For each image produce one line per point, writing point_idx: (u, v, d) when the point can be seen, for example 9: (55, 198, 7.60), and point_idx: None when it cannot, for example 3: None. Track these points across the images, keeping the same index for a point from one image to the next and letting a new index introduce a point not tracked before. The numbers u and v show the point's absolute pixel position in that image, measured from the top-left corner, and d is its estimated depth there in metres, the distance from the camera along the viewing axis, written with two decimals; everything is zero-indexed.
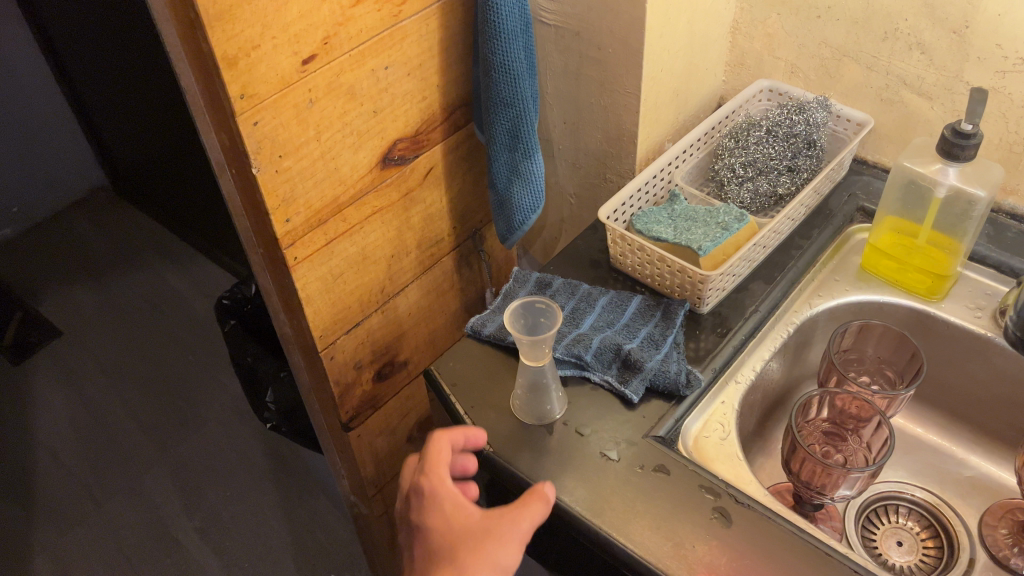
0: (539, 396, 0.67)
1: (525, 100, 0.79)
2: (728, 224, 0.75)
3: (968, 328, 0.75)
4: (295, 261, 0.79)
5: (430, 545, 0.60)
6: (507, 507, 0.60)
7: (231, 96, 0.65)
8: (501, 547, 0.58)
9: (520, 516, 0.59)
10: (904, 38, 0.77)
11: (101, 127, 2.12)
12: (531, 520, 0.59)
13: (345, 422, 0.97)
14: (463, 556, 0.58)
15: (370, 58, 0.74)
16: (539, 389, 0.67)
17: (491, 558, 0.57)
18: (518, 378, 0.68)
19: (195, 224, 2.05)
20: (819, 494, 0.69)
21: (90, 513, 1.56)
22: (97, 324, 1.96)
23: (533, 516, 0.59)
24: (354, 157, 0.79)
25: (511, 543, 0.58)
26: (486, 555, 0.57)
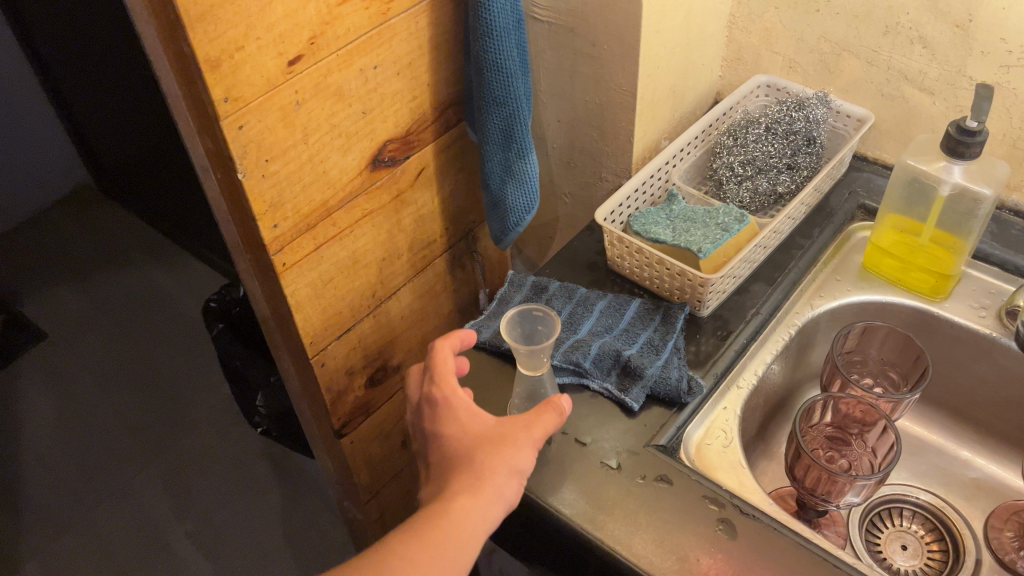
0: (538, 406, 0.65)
1: (518, 99, 0.77)
2: (728, 224, 0.73)
3: (973, 328, 0.74)
4: (284, 267, 0.76)
5: (445, 453, 0.59)
6: (523, 415, 0.59)
7: (214, 100, 0.62)
8: (520, 452, 0.57)
9: (537, 422, 0.59)
10: (905, 32, 0.75)
11: (84, 125, 2.09)
12: (546, 426, 0.59)
13: (337, 429, 0.95)
14: (483, 460, 0.56)
15: (358, 58, 0.72)
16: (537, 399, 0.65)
17: (512, 462, 0.57)
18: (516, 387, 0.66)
19: (181, 223, 2.03)
20: (824, 501, 0.67)
21: (79, 519, 1.54)
22: (83, 325, 1.93)
23: (547, 423, 0.59)
24: (343, 160, 0.76)
25: (528, 448, 0.58)
26: (506, 459, 0.57)
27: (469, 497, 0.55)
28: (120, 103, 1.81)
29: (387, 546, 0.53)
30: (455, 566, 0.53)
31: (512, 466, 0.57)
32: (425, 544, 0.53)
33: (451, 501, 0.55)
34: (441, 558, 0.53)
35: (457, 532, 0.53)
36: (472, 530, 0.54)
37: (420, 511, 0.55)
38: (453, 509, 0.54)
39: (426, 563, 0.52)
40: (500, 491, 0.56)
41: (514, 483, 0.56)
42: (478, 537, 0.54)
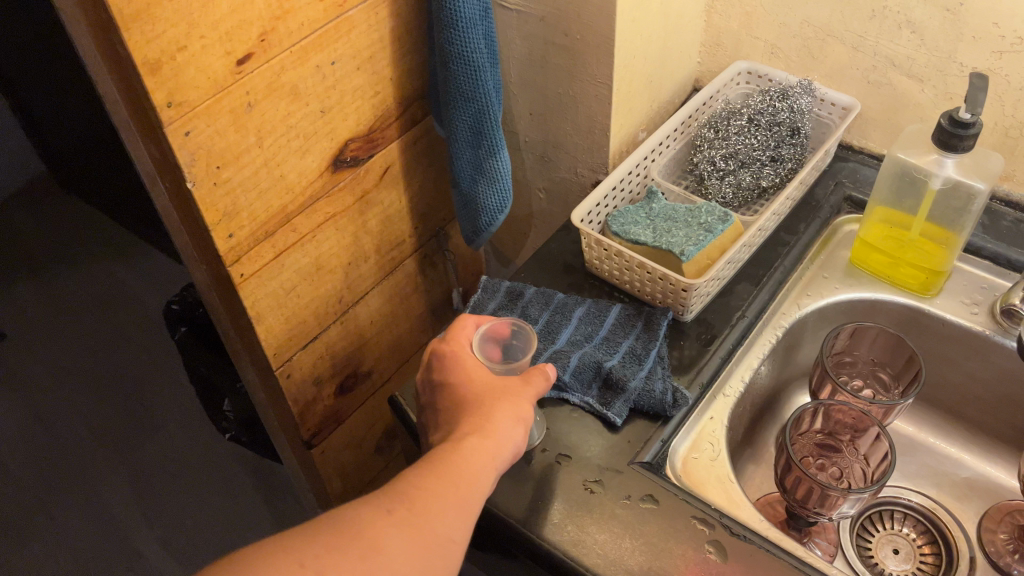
0: None
1: (488, 93, 0.72)
2: (711, 224, 0.69)
3: (965, 325, 0.71)
4: (243, 278, 0.72)
5: (449, 408, 0.58)
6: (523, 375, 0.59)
7: (156, 105, 0.57)
8: (524, 403, 0.57)
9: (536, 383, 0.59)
10: (893, 17, 0.71)
11: (35, 115, 2.01)
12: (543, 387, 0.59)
13: (307, 439, 0.91)
14: (490, 406, 0.56)
15: (314, 54, 0.67)
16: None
17: (518, 409, 0.56)
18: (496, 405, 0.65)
19: (141, 215, 1.96)
20: (815, 514, 0.65)
21: (43, 527, 1.49)
22: (43, 324, 1.87)
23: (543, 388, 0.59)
24: (302, 162, 0.72)
25: (530, 402, 0.58)
26: (511, 406, 0.56)
27: (480, 436, 0.53)
28: (72, 91, 1.74)
29: (402, 480, 0.50)
30: (471, 500, 0.50)
31: (518, 412, 0.56)
32: (441, 475, 0.50)
33: (462, 440, 0.53)
34: (458, 488, 0.50)
35: (471, 466, 0.51)
36: (485, 467, 0.52)
37: (430, 451, 0.53)
38: (466, 445, 0.52)
39: (444, 491, 0.49)
40: (509, 436, 0.55)
41: (521, 429, 0.56)
42: (490, 477, 0.52)
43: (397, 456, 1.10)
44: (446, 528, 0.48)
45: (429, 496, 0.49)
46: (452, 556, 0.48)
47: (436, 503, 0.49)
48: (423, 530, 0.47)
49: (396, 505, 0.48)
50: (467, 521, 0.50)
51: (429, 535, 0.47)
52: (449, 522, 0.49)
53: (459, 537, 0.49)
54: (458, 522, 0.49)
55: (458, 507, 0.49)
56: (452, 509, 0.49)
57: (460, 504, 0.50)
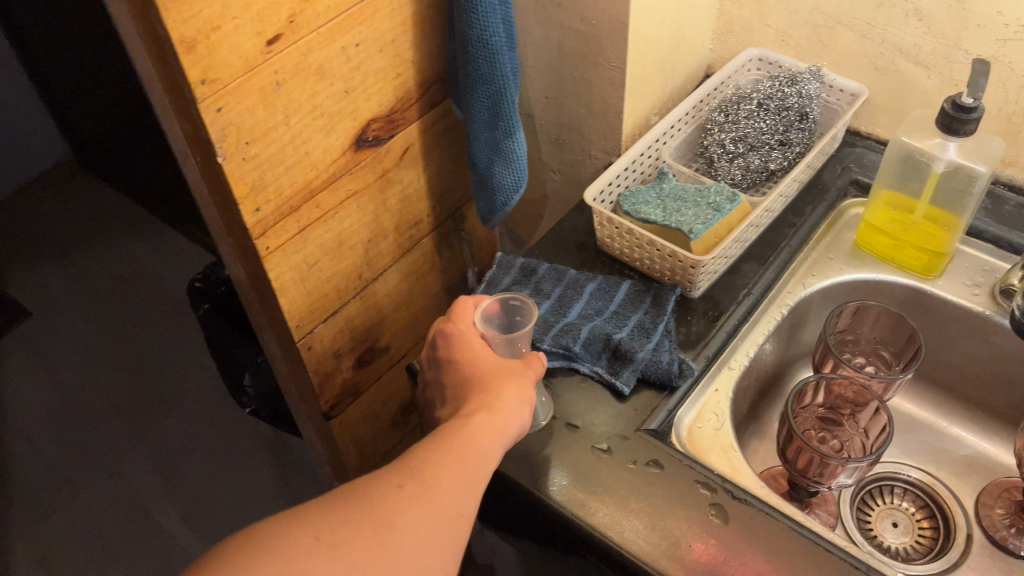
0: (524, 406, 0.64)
1: (506, 75, 0.75)
2: (719, 204, 0.72)
3: (966, 305, 0.73)
4: (268, 250, 0.75)
5: (458, 384, 0.60)
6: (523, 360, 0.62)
7: (191, 82, 0.60)
8: (528, 384, 0.60)
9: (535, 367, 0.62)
10: (901, 6, 0.73)
11: (63, 99, 2.05)
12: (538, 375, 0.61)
13: (325, 410, 0.94)
14: (497, 384, 0.58)
15: (340, 35, 0.70)
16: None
17: (523, 389, 0.59)
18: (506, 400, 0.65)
19: (163, 198, 2.00)
20: (815, 483, 0.67)
21: (67, 499, 1.54)
22: (68, 304, 1.91)
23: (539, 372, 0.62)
24: (326, 141, 0.75)
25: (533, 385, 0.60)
26: (517, 388, 0.58)
27: (487, 413, 0.56)
28: (99, 77, 1.78)
29: (411, 457, 0.52)
30: (479, 476, 0.52)
31: (523, 393, 0.59)
32: (450, 451, 0.52)
33: (470, 417, 0.55)
34: (466, 463, 0.52)
35: (478, 442, 0.53)
36: (491, 444, 0.54)
37: (438, 429, 0.54)
38: (473, 421, 0.55)
39: (452, 467, 0.51)
40: (515, 413, 0.57)
41: (527, 408, 0.58)
42: (496, 453, 0.54)
43: (411, 431, 1.13)
44: (456, 503, 0.50)
45: (438, 471, 0.51)
46: (462, 529, 0.49)
47: (445, 477, 0.50)
48: (433, 504, 0.49)
49: (406, 480, 0.49)
50: (475, 496, 0.51)
51: (438, 509, 0.49)
52: (457, 496, 0.50)
53: (467, 511, 0.50)
54: (466, 496, 0.51)
55: (466, 482, 0.51)
56: (460, 484, 0.51)
57: (468, 479, 0.51)
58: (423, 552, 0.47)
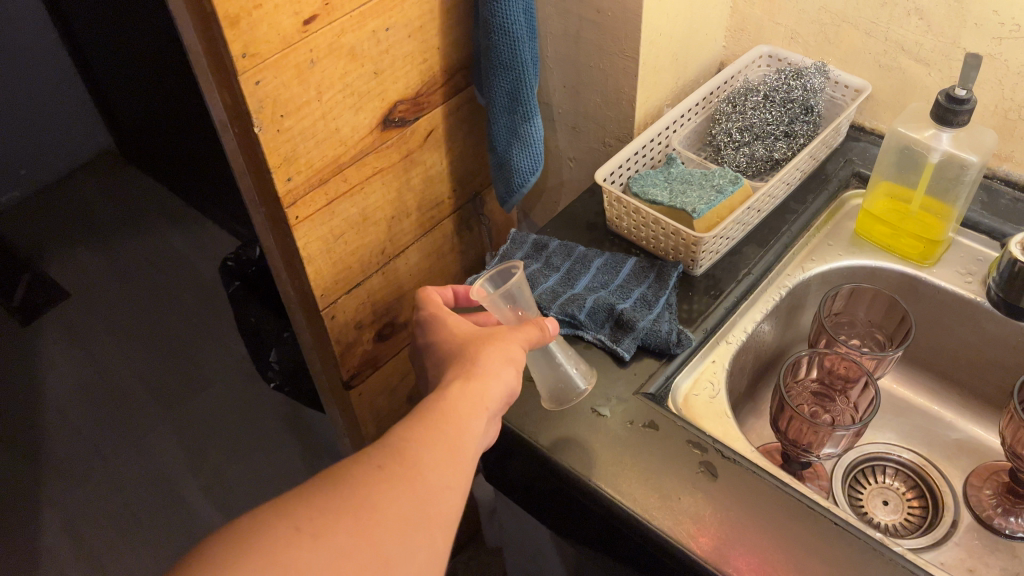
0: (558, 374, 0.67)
1: (525, 62, 0.80)
2: (722, 186, 0.76)
3: (958, 293, 0.76)
4: (297, 220, 0.80)
5: (442, 355, 0.63)
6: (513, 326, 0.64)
7: (233, 56, 0.65)
8: (515, 345, 0.62)
9: (529, 332, 0.63)
10: (902, 5, 0.77)
11: (107, 90, 2.14)
12: (543, 341, 0.63)
13: (346, 380, 0.99)
14: (477, 354, 0.60)
15: (371, 20, 0.75)
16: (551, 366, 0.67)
17: (507, 353, 0.61)
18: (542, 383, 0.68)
19: (199, 188, 2.07)
20: (806, 452, 0.71)
21: (97, 471, 1.60)
22: (104, 287, 1.99)
23: (540, 339, 0.64)
24: (355, 118, 0.80)
25: (522, 349, 0.62)
26: (504, 354, 0.61)
27: (464, 387, 0.57)
28: (142, 68, 1.85)
29: (391, 436, 0.53)
30: (461, 451, 0.54)
31: (509, 355, 0.61)
32: (430, 428, 0.54)
33: (449, 392, 0.57)
34: (447, 438, 0.54)
35: (458, 417, 0.55)
36: (471, 418, 0.56)
37: (417, 407, 0.56)
38: (452, 396, 0.56)
39: (433, 445, 0.53)
40: (494, 383, 0.59)
41: (512, 369, 0.60)
42: (477, 426, 0.56)
43: None
44: (441, 476, 0.52)
45: (420, 449, 0.52)
46: (447, 501, 0.51)
47: (427, 455, 0.52)
48: (416, 483, 0.50)
49: (387, 462, 0.51)
50: (459, 470, 0.53)
51: (421, 487, 0.50)
52: (441, 472, 0.52)
53: (453, 484, 0.52)
54: (449, 472, 0.52)
55: (448, 458, 0.53)
56: (443, 460, 0.52)
57: (450, 455, 0.53)
58: (410, 529, 0.48)
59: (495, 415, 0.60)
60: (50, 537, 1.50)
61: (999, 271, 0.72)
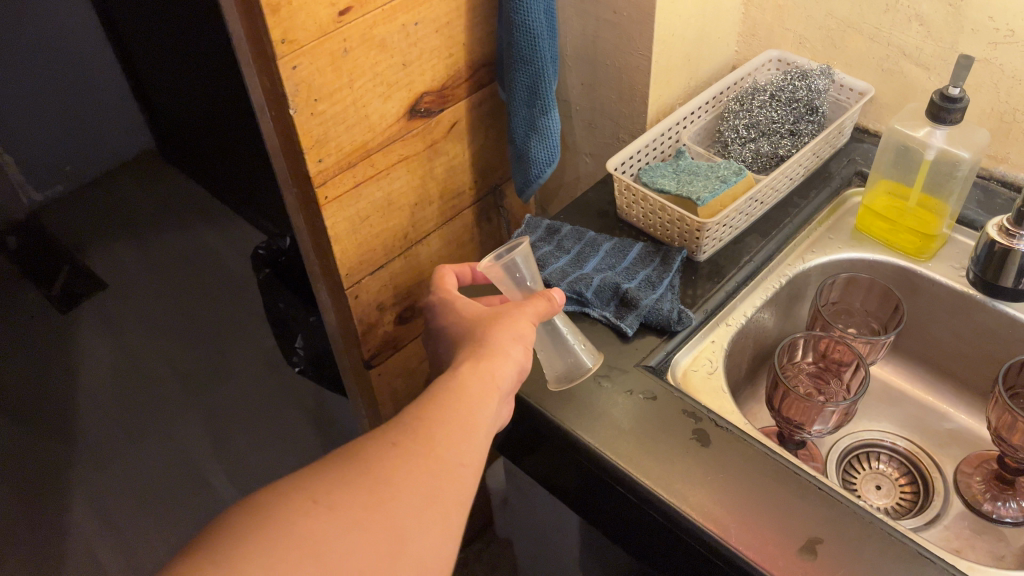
0: (564, 354, 0.71)
1: (544, 58, 0.85)
2: (726, 177, 0.80)
3: (951, 286, 0.79)
4: (326, 200, 0.85)
5: (455, 325, 0.67)
6: (522, 301, 0.68)
7: (273, 41, 0.71)
8: (521, 319, 0.65)
9: (538, 306, 0.67)
10: (904, 11, 0.82)
11: (151, 91, 2.22)
12: (553, 312, 0.67)
13: (367, 358, 1.04)
14: (485, 335, 0.63)
15: (401, 14, 0.80)
16: (559, 349, 0.71)
17: (515, 332, 0.64)
18: (550, 364, 0.71)
19: (234, 187, 2.15)
20: (799, 430, 0.75)
21: (126, 454, 1.66)
22: (139, 279, 2.06)
23: (550, 310, 0.68)
24: (383, 106, 0.85)
25: (530, 324, 0.66)
26: (514, 330, 0.64)
27: (475, 368, 0.59)
28: (186, 71, 1.93)
29: (405, 417, 0.54)
30: (474, 430, 0.55)
31: (515, 332, 0.64)
32: (444, 409, 0.55)
33: (460, 372, 0.59)
34: (459, 417, 0.55)
35: (470, 397, 0.57)
36: (483, 398, 0.57)
37: (431, 389, 0.57)
38: (463, 377, 0.58)
39: (446, 424, 0.54)
40: (502, 364, 0.61)
41: (519, 347, 0.63)
42: (490, 406, 0.57)
43: None
44: (454, 451, 0.53)
45: (433, 428, 0.53)
46: (461, 477, 0.52)
47: (440, 433, 0.53)
48: (429, 459, 0.51)
49: (401, 439, 0.52)
50: (473, 448, 0.54)
51: (435, 463, 0.51)
52: (454, 451, 0.53)
53: (466, 459, 0.53)
54: (463, 450, 0.53)
55: (461, 437, 0.54)
56: (455, 439, 0.54)
57: (463, 434, 0.54)
58: (423, 505, 0.49)
59: (508, 392, 0.62)
60: (79, 514, 1.57)
61: (978, 252, 0.75)
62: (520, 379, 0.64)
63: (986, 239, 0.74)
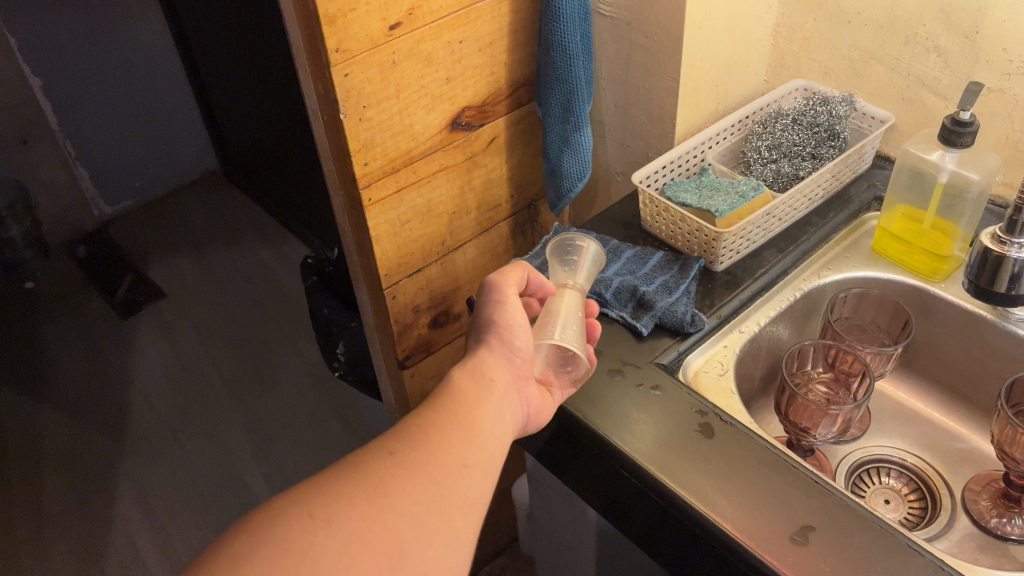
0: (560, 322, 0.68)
1: (578, 78, 0.90)
2: (744, 192, 0.84)
3: (964, 306, 0.82)
4: (369, 202, 0.92)
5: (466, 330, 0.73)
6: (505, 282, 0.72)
7: (328, 49, 0.78)
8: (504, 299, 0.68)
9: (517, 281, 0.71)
10: (923, 43, 0.86)
11: (219, 113, 2.36)
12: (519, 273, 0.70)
13: (401, 359, 1.10)
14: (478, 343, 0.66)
15: (448, 32, 0.87)
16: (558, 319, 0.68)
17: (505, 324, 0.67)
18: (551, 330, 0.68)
19: (290, 206, 2.25)
20: (805, 434, 0.77)
21: (172, 453, 1.74)
22: (195, 289, 2.16)
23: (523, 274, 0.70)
24: (427, 117, 0.92)
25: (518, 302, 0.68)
26: (498, 318, 0.67)
27: (467, 372, 0.63)
28: (251, 96, 2.05)
29: (402, 429, 0.56)
30: (474, 434, 0.58)
31: (504, 322, 0.67)
32: (442, 419, 0.57)
33: (454, 378, 0.62)
34: (457, 422, 0.58)
35: (467, 402, 0.60)
36: (480, 399, 0.60)
37: (429, 398, 0.60)
38: (458, 382, 0.62)
39: (444, 433, 0.56)
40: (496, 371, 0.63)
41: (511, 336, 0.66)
42: (488, 406, 0.60)
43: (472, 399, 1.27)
44: (453, 457, 0.55)
45: (430, 435, 0.55)
46: (461, 481, 0.54)
47: (438, 442, 0.55)
48: (428, 466, 0.53)
49: (398, 449, 0.54)
50: (474, 451, 0.57)
51: (435, 471, 0.53)
52: (454, 456, 0.55)
53: (468, 464, 0.55)
54: (463, 454, 0.55)
55: (460, 444, 0.56)
56: (454, 446, 0.56)
57: (463, 441, 0.56)
58: (425, 511, 0.51)
59: (509, 384, 0.65)
60: (124, 506, 1.64)
61: (972, 262, 0.79)
62: (516, 362, 0.67)
63: (980, 249, 0.77)
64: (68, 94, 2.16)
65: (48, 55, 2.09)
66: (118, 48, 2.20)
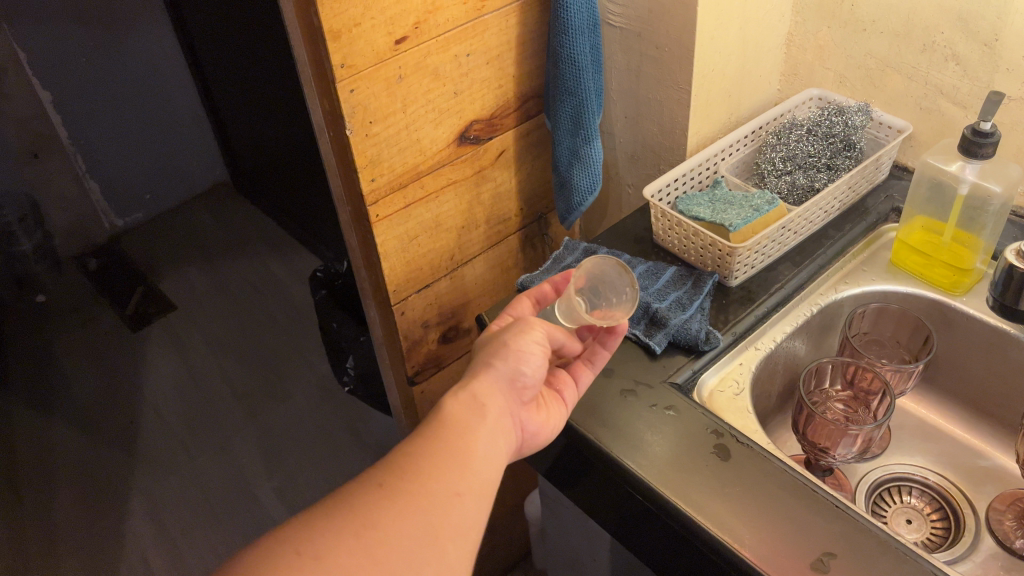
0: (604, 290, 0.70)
1: (588, 90, 0.89)
2: (759, 206, 0.83)
3: (986, 320, 0.79)
4: (376, 218, 0.90)
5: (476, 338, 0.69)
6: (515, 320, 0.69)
7: (333, 65, 0.76)
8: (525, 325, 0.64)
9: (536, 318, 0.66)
10: (941, 50, 0.84)
11: (228, 125, 2.36)
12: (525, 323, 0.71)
13: (410, 375, 1.08)
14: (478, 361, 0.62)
15: (455, 45, 0.86)
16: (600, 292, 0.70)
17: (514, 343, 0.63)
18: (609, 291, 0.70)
19: (300, 218, 2.24)
20: (824, 454, 0.75)
21: (183, 466, 1.73)
22: (205, 301, 2.16)
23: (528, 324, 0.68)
24: (434, 132, 0.90)
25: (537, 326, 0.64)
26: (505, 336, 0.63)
27: (461, 395, 0.59)
28: (260, 108, 2.04)
29: (394, 456, 0.54)
30: (468, 460, 0.56)
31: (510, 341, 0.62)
32: (435, 444, 0.55)
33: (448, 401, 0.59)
34: (451, 447, 0.55)
35: (459, 429, 0.57)
36: (474, 424, 0.58)
37: (421, 424, 0.58)
38: (452, 404, 0.59)
39: (437, 460, 0.54)
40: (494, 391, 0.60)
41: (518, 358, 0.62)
42: (483, 433, 0.58)
43: None
44: (446, 483, 0.53)
45: (421, 462, 0.54)
46: (455, 508, 0.52)
47: (431, 469, 0.53)
48: (420, 496, 0.51)
49: (388, 479, 0.52)
50: (468, 476, 0.55)
51: (427, 500, 0.52)
52: (447, 482, 0.53)
53: (462, 490, 0.54)
54: (456, 480, 0.54)
55: (454, 469, 0.54)
56: (449, 472, 0.54)
57: (458, 466, 0.55)
58: (417, 544, 0.49)
59: (506, 406, 0.61)
60: (134, 521, 1.63)
61: (996, 276, 0.77)
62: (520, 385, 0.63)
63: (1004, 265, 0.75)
64: (78, 107, 2.16)
65: (59, 68, 2.09)
66: (127, 61, 2.20)
